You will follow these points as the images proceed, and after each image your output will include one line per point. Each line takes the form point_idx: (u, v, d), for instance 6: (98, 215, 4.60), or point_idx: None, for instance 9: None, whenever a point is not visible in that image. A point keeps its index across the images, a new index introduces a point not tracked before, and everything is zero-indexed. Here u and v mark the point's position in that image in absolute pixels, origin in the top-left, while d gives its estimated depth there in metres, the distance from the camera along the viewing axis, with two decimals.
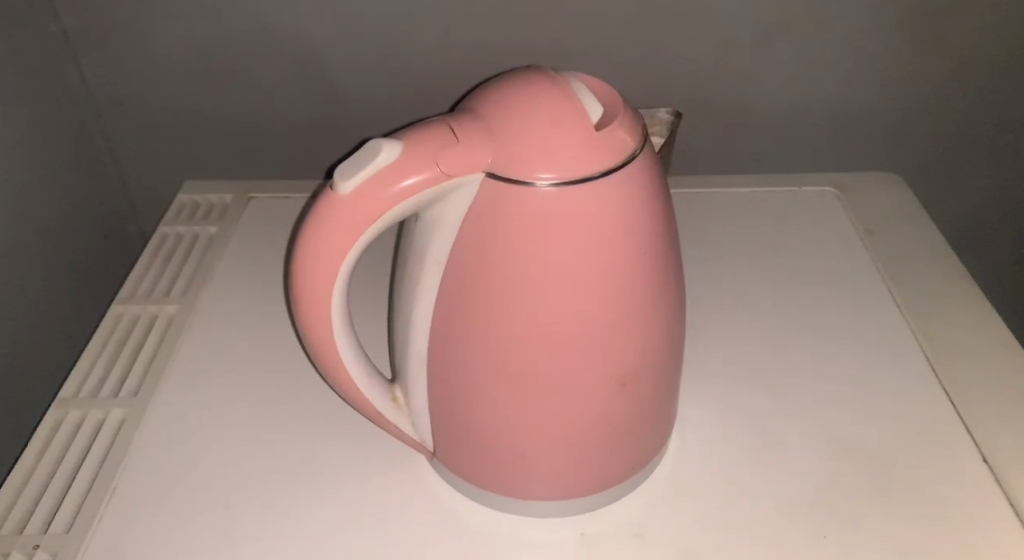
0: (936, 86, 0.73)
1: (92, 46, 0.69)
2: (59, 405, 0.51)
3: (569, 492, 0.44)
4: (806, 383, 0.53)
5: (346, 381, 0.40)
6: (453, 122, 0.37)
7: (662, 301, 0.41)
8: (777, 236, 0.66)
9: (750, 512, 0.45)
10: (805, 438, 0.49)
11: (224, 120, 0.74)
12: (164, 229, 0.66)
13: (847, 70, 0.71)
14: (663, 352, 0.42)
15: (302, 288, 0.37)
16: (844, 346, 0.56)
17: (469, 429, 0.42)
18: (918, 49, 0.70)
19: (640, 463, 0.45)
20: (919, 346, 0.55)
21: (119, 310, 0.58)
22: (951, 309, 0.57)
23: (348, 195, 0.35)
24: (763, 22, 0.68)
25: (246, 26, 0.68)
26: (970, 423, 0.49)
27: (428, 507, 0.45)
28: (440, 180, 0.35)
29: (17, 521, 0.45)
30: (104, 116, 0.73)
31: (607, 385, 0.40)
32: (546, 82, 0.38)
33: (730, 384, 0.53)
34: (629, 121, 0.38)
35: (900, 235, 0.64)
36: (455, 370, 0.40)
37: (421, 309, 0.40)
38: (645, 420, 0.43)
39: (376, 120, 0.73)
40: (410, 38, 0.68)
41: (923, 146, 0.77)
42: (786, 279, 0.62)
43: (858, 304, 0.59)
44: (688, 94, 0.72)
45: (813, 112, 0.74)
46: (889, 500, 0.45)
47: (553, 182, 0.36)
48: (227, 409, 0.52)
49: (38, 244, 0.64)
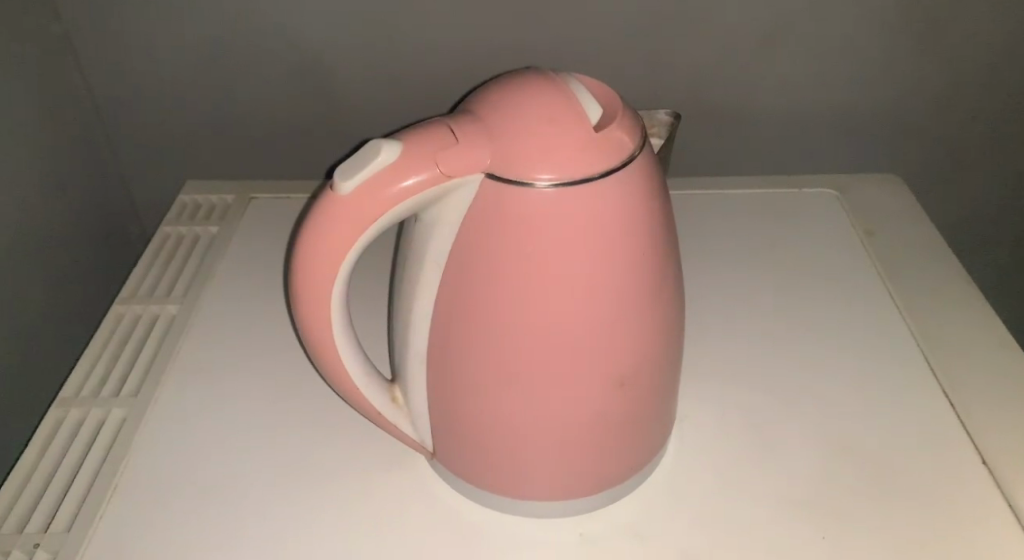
0: (936, 88, 0.73)
1: (94, 46, 0.69)
2: (60, 404, 0.51)
3: (568, 493, 0.44)
4: (805, 384, 0.53)
5: (346, 381, 0.41)
6: (452, 122, 0.37)
7: (662, 302, 0.41)
8: (776, 238, 0.66)
9: (749, 513, 0.45)
10: (804, 439, 0.49)
11: (225, 120, 0.74)
12: (166, 229, 0.66)
13: (848, 71, 0.71)
14: (662, 352, 0.42)
15: (302, 287, 0.37)
16: (843, 347, 0.56)
17: (468, 429, 0.42)
18: (918, 51, 0.70)
19: (639, 464, 0.45)
20: (918, 348, 0.55)
21: (120, 310, 0.59)
22: (950, 310, 0.57)
23: (348, 195, 0.35)
24: (763, 23, 0.68)
25: (247, 26, 0.68)
26: (970, 424, 0.49)
27: (427, 507, 0.45)
28: (439, 180, 0.35)
29: (18, 520, 0.45)
30: (105, 116, 0.73)
31: (606, 385, 0.40)
32: (545, 83, 0.38)
33: (729, 385, 0.53)
34: (629, 121, 0.39)
35: (900, 236, 0.64)
36: (454, 370, 0.40)
37: (421, 309, 0.40)
38: (644, 420, 0.43)
39: (376, 120, 0.73)
40: (410, 39, 0.68)
41: (923, 148, 0.77)
42: (786, 280, 0.62)
43: (857, 305, 0.59)
44: (688, 95, 0.72)
45: (813, 113, 0.74)
46: (887, 500, 0.45)
47: (552, 183, 0.36)
48: (227, 408, 0.52)
49: (39, 243, 0.64)
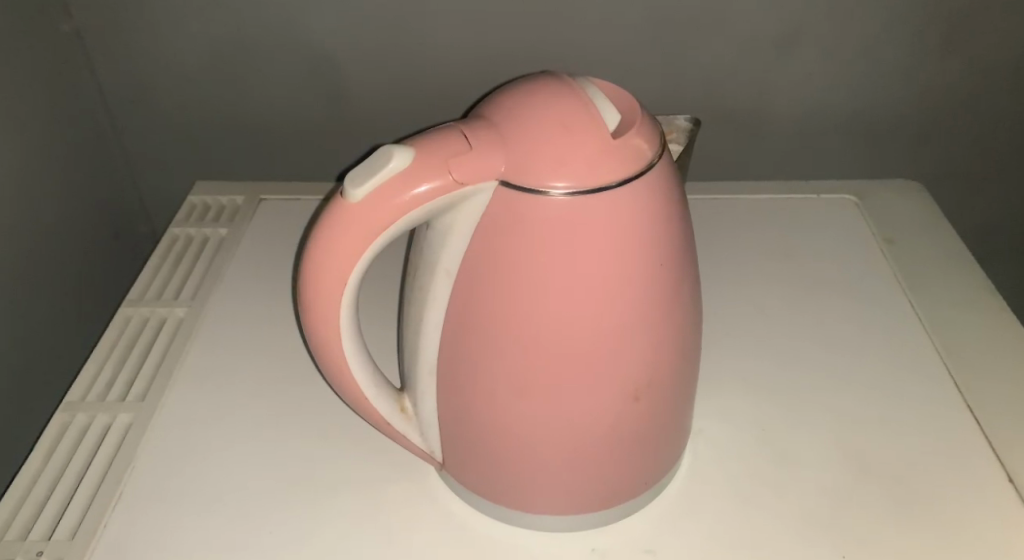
0: (958, 92, 0.71)
1: (104, 45, 0.69)
2: (66, 408, 0.51)
3: (578, 507, 0.43)
4: (822, 396, 0.52)
5: (354, 389, 0.40)
6: (465, 128, 0.36)
7: (677, 311, 0.40)
8: (792, 245, 0.65)
9: (764, 530, 0.44)
10: (821, 453, 0.48)
11: (234, 121, 0.73)
12: (174, 230, 0.66)
13: (868, 74, 0.70)
14: (677, 364, 0.41)
15: (311, 294, 0.36)
16: (862, 358, 0.55)
17: (479, 441, 0.41)
18: (940, 54, 0.69)
19: (653, 477, 0.44)
20: (940, 361, 0.54)
21: (127, 312, 0.58)
22: (972, 320, 0.56)
23: (357, 202, 0.35)
24: (782, 24, 0.67)
25: (257, 25, 0.67)
26: (993, 440, 0.48)
27: (435, 519, 0.45)
28: (451, 188, 0.34)
29: (22, 526, 0.44)
30: (114, 115, 0.73)
31: (619, 398, 0.39)
32: (560, 88, 0.37)
33: (745, 397, 0.52)
34: (647, 128, 0.38)
35: (919, 245, 0.63)
36: (464, 380, 0.39)
37: (431, 317, 0.39)
38: (659, 432, 0.42)
39: (387, 122, 0.73)
40: (422, 41, 0.68)
41: (944, 153, 0.75)
42: (802, 289, 0.61)
43: (875, 315, 0.58)
44: (704, 98, 0.71)
45: (832, 117, 0.73)
46: (907, 517, 0.44)
47: (566, 192, 0.35)
48: (235, 414, 0.51)
49: (47, 242, 0.63)
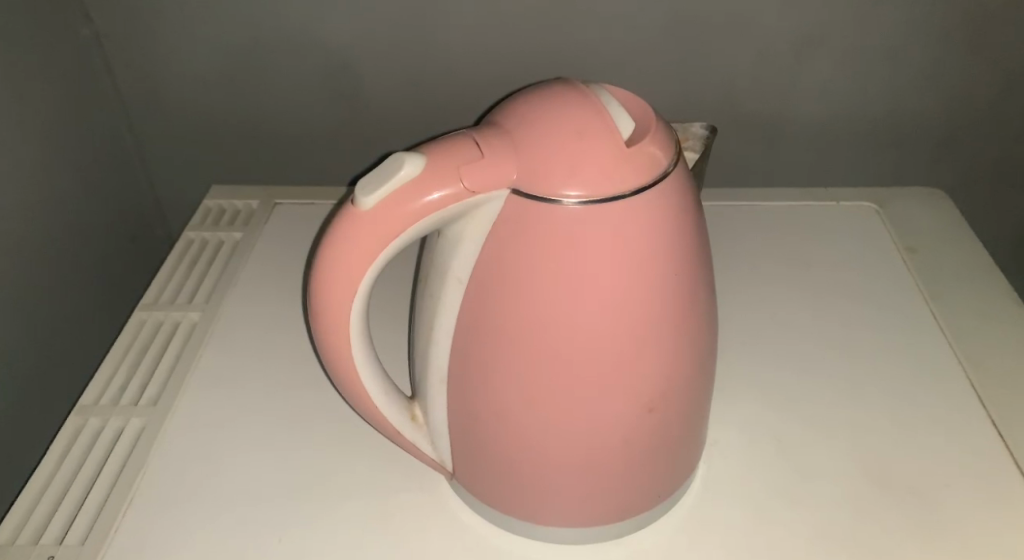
0: (982, 97, 0.70)
1: (122, 49, 0.69)
2: (80, 412, 0.51)
3: (591, 519, 0.42)
4: (838, 408, 0.51)
5: (364, 397, 0.39)
6: (477, 135, 0.36)
7: (692, 324, 0.39)
8: (811, 252, 0.64)
9: (778, 544, 0.43)
10: (839, 464, 0.47)
11: (249, 124, 0.73)
12: (190, 234, 0.66)
13: (891, 78, 0.69)
14: (691, 376, 0.40)
15: (321, 300, 0.36)
16: (881, 369, 0.53)
17: (490, 452, 0.41)
18: (968, 58, 0.67)
19: (666, 490, 0.43)
20: (963, 371, 0.53)
21: (142, 316, 0.58)
22: (996, 331, 0.54)
23: (369, 209, 0.34)
24: (804, 28, 0.65)
25: (272, 29, 0.67)
26: (1018, 455, 0.47)
27: (446, 529, 0.44)
28: (463, 195, 0.34)
29: (34, 530, 0.44)
30: (130, 118, 0.73)
31: (633, 411, 0.39)
32: (575, 95, 0.37)
33: (760, 407, 0.51)
34: (663, 136, 0.37)
35: (942, 253, 0.62)
36: (477, 391, 0.39)
37: (442, 325, 0.39)
38: (673, 444, 0.42)
39: (402, 127, 0.72)
40: (437, 44, 0.67)
41: (968, 157, 0.74)
42: (820, 297, 0.60)
43: (895, 324, 0.57)
44: (722, 103, 0.70)
45: (853, 123, 0.72)
46: (925, 532, 0.43)
47: (580, 200, 0.34)
48: (247, 417, 0.51)
49: (61, 245, 0.63)
